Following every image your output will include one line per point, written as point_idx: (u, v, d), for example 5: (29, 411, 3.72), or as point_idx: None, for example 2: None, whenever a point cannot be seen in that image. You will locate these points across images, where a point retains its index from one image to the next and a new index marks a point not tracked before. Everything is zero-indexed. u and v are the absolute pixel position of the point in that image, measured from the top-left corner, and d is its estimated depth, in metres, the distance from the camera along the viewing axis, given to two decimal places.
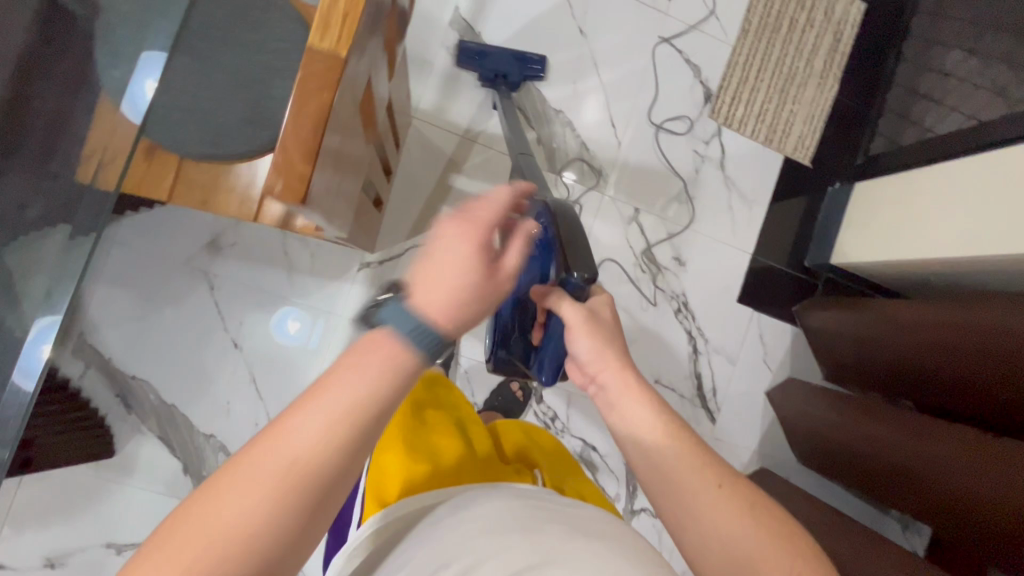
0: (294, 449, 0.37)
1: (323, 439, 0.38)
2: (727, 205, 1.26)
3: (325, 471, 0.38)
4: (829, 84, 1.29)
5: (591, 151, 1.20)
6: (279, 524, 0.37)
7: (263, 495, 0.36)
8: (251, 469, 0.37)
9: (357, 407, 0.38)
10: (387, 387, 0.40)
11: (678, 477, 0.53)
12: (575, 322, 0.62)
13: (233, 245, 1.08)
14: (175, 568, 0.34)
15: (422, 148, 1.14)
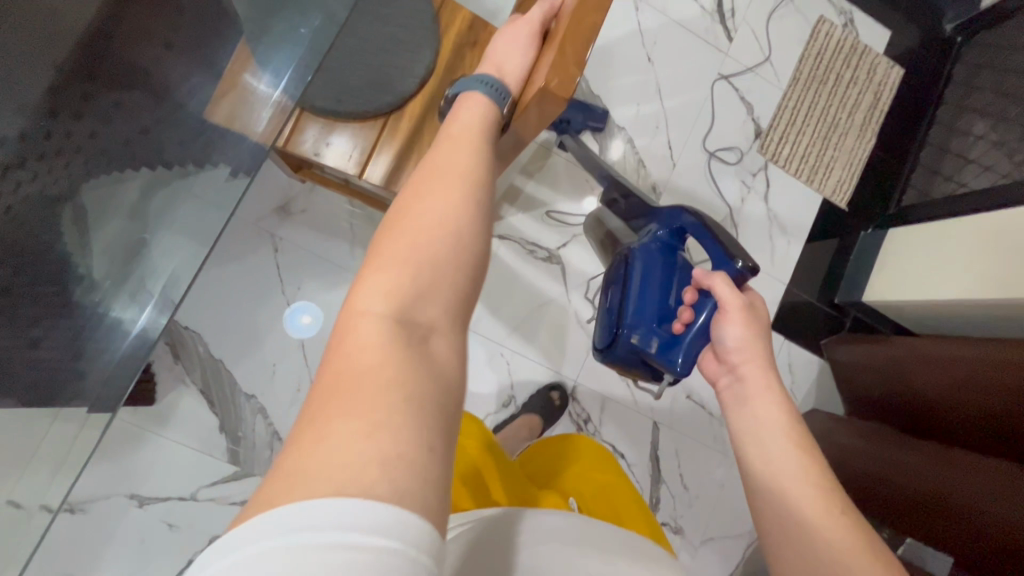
0: (428, 224, 0.43)
1: (450, 199, 0.45)
2: (767, 236, 1.33)
3: (457, 227, 0.44)
4: (868, 137, 1.39)
5: (648, 168, 1.27)
6: (434, 289, 0.41)
7: (411, 266, 0.41)
8: (380, 254, 0.41)
9: (466, 171, 0.49)
10: (473, 161, 0.50)
11: (802, 498, 0.61)
12: (733, 306, 0.77)
13: (302, 212, 1.11)
14: (343, 362, 0.35)
15: None
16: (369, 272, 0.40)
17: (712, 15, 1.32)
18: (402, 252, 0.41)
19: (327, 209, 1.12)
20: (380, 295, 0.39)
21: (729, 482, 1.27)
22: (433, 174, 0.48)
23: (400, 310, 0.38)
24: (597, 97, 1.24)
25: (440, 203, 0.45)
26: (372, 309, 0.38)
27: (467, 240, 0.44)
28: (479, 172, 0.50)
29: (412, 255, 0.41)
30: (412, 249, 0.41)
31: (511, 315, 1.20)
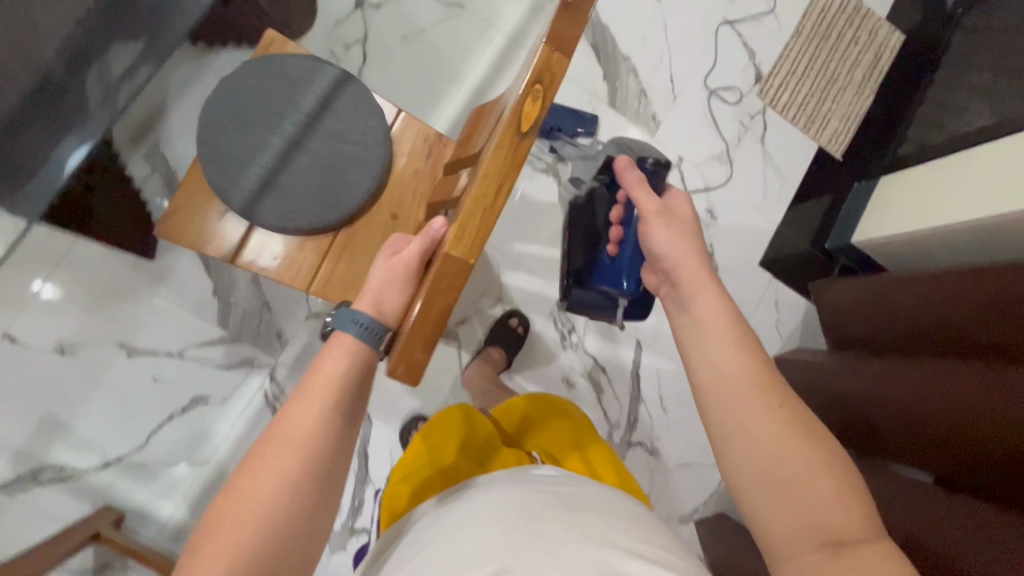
0: (265, 494, 0.45)
1: (292, 462, 0.46)
2: (762, 175, 1.36)
3: (290, 492, 0.46)
4: (867, 93, 1.42)
5: (649, 98, 1.31)
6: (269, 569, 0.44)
7: (241, 549, 0.43)
8: (230, 505, 0.45)
9: (317, 407, 0.48)
10: (333, 397, 0.49)
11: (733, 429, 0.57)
12: (651, 211, 0.66)
13: None
14: None
15: (501, 59, 1.25)
16: (204, 542, 0.44)
17: None
18: (256, 505, 0.45)
19: None
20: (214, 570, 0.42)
21: None
22: (281, 422, 0.48)
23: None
24: (604, 26, 1.30)
25: (292, 454, 0.47)
26: None
27: (310, 490, 0.47)
28: (324, 437, 0.48)
29: (262, 514, 0.45)
30: (261, 505, 0.45)
31: (509, 220, 1.21)
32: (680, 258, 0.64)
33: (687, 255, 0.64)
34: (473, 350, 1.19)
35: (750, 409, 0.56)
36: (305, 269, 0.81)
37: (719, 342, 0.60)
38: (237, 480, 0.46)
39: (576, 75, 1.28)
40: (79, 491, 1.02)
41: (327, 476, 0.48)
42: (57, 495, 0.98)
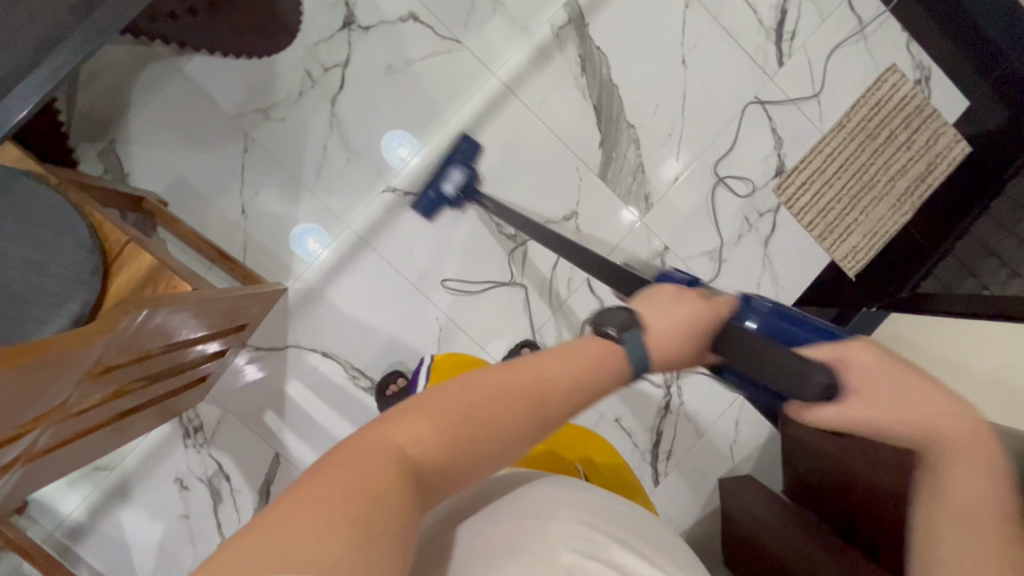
0: (497, 403, 0.36)
1: (525, 419, 0.37)
2: (755, 281, 1.22)
3: (506, 442, 0.37)
4: (905, 208, 1.23)
5: (646, 175, 1.18)
6: (444, 475, 0.35)
7: (456, 432, 0.35)
8: (434, 414, 0.35)
9: (595, 368, 0.41)
10: (612, 380, 0.42)
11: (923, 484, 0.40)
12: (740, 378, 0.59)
13: (281, 120, 1.09)
14: (350, 479, 0.31)
15: (490, 104, 1.13)
16: (428, 406, 0.35)
17: (769, 31, 1.20)
18: (435, 438, 0.34)
19: (306, 126, 1.10)
20: (414, 436, 0.34)
21: None
22: (451, 384, 0.37)
23: (416, 466, 0.34)
24: (613, 87, 1.17)
25: (445, 423, 0.35)
26: (412, 451, 0.34)
27: (504, 446, 0.37)
28: (581, 400, 0.40)
29: (454, 446, 0.35)
30: (457, 446, 0.35)
31: (461, 282, 1.14)
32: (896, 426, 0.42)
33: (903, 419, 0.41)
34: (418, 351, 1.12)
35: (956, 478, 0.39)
36: None
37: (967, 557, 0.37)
38: (420, 402, 0.36)
39: (569, 137, 1.15)
40: None
41: (447, 453, 0.35)
42: None
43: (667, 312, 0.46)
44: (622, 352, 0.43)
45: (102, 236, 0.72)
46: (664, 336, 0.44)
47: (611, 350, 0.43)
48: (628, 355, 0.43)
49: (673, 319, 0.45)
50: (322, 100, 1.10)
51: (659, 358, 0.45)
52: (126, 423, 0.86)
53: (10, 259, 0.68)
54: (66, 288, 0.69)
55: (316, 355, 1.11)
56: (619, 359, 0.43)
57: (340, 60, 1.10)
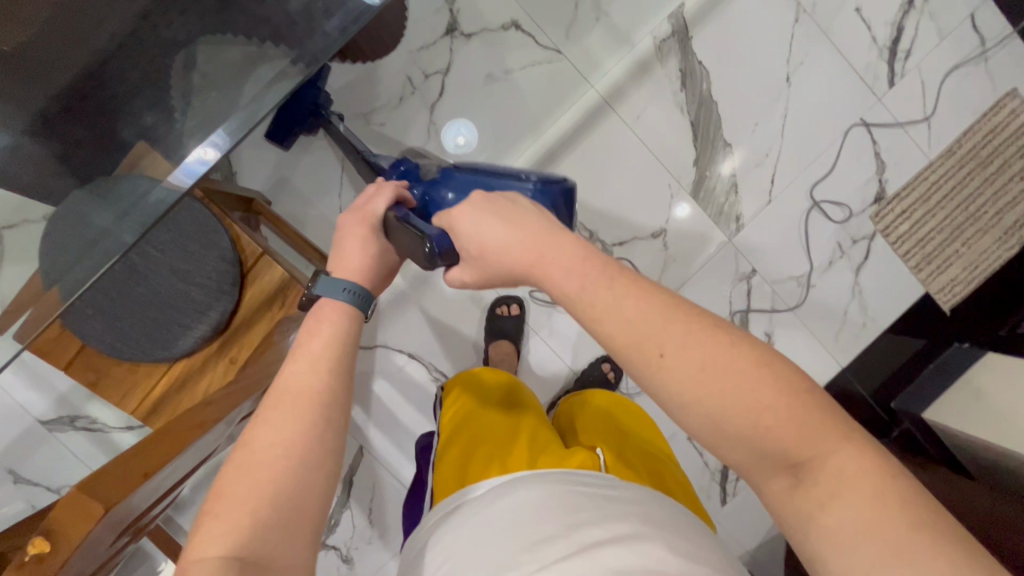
0: (268, 457, 0.42)
1: (298, 436, 0.44)
2: (842, 309, 1.19)
3: (306, 471, 0.43)
4: (1011, 242, 1.18)
5: (739, 195, 1.16)
6: (274, 538, 0.40)
7: (248, 510, 0.40)
8: (227, 492, 0.41)
9: (328, 359, 0.49)
10: (347, 358, 0.50)
11: (745, 421, 0.35)
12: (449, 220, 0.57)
13: (380, 125, 1.11)
14: None
15: (586, 117, 1.13)
16: (212, 510, 0.40)
17: (882, 50, 1.15)
18: (239, 510, 0.40)
19: (405, 131, 1.12)
20: (223, 532, 0.39)
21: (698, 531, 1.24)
22: (235, 471, 0.42)
23: (243, 550, 0.38)
24: (713, 103, 1.14)
25: (240, 508, 0.40)
26: (224, 549, 0.38)
27: (301, 475, 0.43)
28: (330, 394, 0.47)
29: (265, 497, 0.41)
30: (262, 497, 0.41)
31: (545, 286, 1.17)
32: (754, 390, 0.35)
33: (749, 373, 0.35)
34: (512, 345, 1.13)
35: (754, 396, 0.35)
36: (133, 394, 0.76)
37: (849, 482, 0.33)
38: (207, 513, 0.40)
39: (663, 153, 1.14)
40: (103, 443, 1.14)
41: (266, 508, 0.40)
42: (83, 441, 1.13)
43: (348, 254, 0.56)
44: (353, 318, 0.53)
45: (239, 247, 0.77)
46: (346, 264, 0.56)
47: (346, 311, 0.53)
48: (332, 299, 0.53)
49: (355, 253, 0.56)
50: (422, 106, 1.11)
51: (367, 279, 0.56)
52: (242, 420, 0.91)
53: (164, 270, 0.73)
54: (211, 298, 0.73)
55: (402, 355, 1.15)
56: (335, 299, 0.53)
57: (441, 67, 1.10)
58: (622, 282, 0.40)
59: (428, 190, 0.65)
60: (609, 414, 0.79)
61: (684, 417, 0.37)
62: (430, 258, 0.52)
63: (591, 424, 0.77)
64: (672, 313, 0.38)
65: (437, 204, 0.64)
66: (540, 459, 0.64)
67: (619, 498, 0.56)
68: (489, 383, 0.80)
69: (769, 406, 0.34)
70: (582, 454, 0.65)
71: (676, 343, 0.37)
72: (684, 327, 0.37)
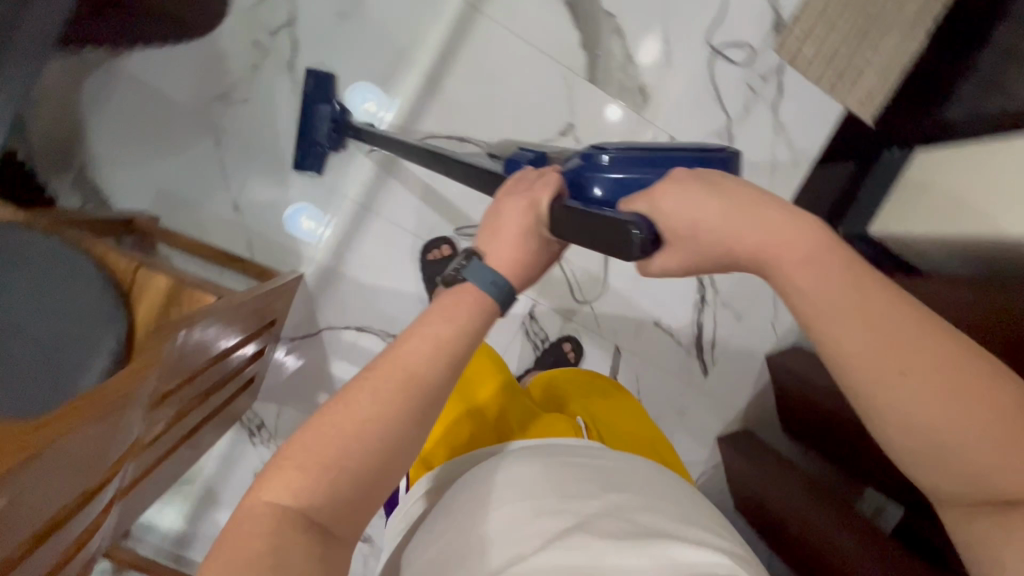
0: (350, 425, 0.41)
1: (401, 412, 0.42)
2: (770, 151, 1.16)
3: (390, 443, 0.42)
4: (924, 28, 1.09)
5: (636, 66, 1.10)
6: (340, 501, 0.40)
7: (324, 467, 0.39)
8: (301, 447, 0.40)
9: (454, 342, 0.44)
10: (469, 341, 0.45)
11: (788, 262, 0.39)
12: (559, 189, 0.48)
13: (244, 102, 1.02)
14: (232, 543, 0.37)
15: (456, 28, 1.04)
16: (288, 457, 0.40)
17: None
18: (320, 465, 0.39)
19: (270, 100, 1.02)
20: (286, 488, 0.39)
21: (690, 407, 1.26)
22: (315, 425, 0.41)
23: (300, 502, 0.39)
24: None
25: (319, 464, 0.39)
26: (282, 500, 0.38)
27: (394, 442, 0.42)
28: (443, 377, 0.44)
29: (348, 461, 0.40)
30: (343, 458, 0.40)
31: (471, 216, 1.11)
32: (924, 339, 0.37)
33: (788, 219, 0.39)
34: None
35: (824, 257, 0.38)
36: None
37: (890, 348, 0.37)
38: (282, 457, 0.40)
39: (546, 43, 1.07)
40: None
41: (343, 466, 0.40)
42: None
43: (500, 229, 0.48)
44: (481, 304, 0.46)
45: (110, 268, 0.71)
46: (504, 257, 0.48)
47: (489, 305, 0.46)
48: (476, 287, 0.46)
49: (512, 244, 0.48)
50: (279, 68, 1.02)
51: (518, 274, 0.48)
52: (204, 430, 0.89)
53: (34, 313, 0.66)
54: (99, 327, 0.67)
55: (351, 331, 1.11)
56: (484, 293, 0.46)
57: (285, 18, 1.00)
58: (776, 210, 0.39)
59: (580, 172, 0.50)
60: (588, 389, 0.87)
61: (787, 279, 0.39)
62: (623, 241, 0.41)
63: (573, 393, 0.85)
64: (747, 200, 0.40)
65: (617, 190, 0.49)
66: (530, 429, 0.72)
67: (615, 464, 0.57)
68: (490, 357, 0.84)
69: (809, 257, 0.38)
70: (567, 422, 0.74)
71: (750, 243, 0.40)
72: (764, 211, 0.39)
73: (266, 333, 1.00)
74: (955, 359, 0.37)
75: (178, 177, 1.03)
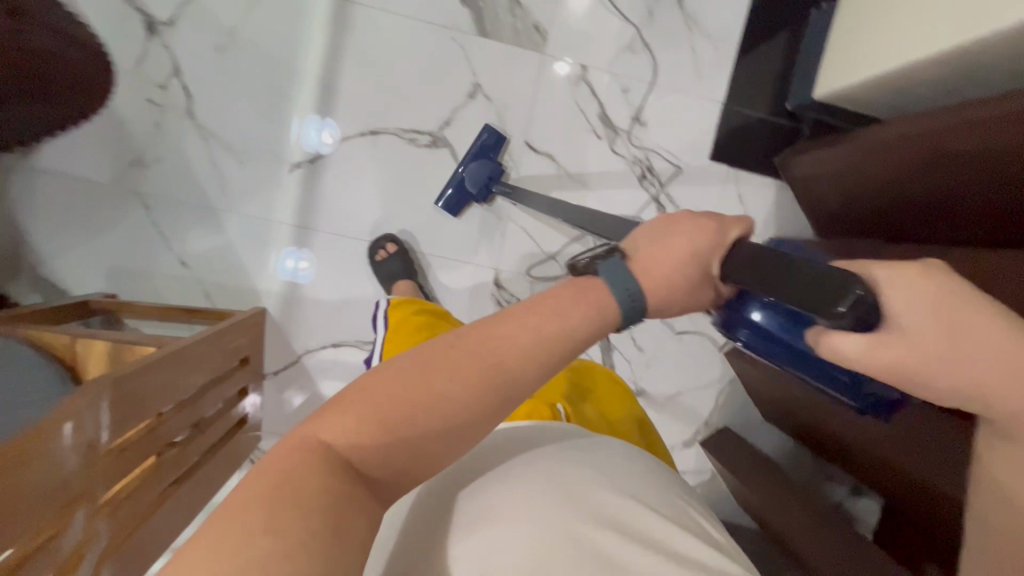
0: (437, 390, 0.38)
1: (461, 396, 0.38)
2: (689, 48, 1.11)
3: (455, 421, 0.39)
4: None
5: (524, 6, 1.06)
6: (383, 467, 0.37)
7: (379, 427, 0.37)
8: (371, 398, 0.37)
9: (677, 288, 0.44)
10: (574, 332, 0.42)
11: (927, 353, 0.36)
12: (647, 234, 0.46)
13: (158, 161, 1.03)
14: (275, 473, 0.34)
15: (335, 27, 1.03)
16: (350, 402, 0.37)
17: None
18: (353, 429, 0.36)
19: (183, 152, 1.04)
20: (344, 430, 0.36)
21: (686, 333, 1.22)
22: (377, 378, 0.38)
23: (356, 461, 0.36)
24: None
25: (364, 423, 0.37)
26: (339, 445, 0.36)
27: (451, 422, 0.38)
28: (534, 373, 0.41)
29: (413, 422, 0.38)
30: (406, 417, 0.37)
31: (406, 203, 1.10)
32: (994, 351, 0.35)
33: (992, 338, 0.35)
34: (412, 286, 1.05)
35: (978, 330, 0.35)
36: None
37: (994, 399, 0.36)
38: (342, 400, 0.38)
39: (427, 12, 1.04)
40: None
41: (401, 429, 0.37)
42: None
43: (666, 249, 0.44)
44: (599, 308, 0.42)
45: (51, 345, 0.73)
46: (659, 269, 0.43)
47: (601, 305, 0.42)
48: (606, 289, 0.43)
49: (675, 253, 0.43)
50: (181, 119, 1.03)
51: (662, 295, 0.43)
52: (200, 477, 0.88)
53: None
54: (45, 399, 0.67)
55: (327, 349, 1.12)
56: (614, 299, 0.43)
57: (170, 69, 1.01)
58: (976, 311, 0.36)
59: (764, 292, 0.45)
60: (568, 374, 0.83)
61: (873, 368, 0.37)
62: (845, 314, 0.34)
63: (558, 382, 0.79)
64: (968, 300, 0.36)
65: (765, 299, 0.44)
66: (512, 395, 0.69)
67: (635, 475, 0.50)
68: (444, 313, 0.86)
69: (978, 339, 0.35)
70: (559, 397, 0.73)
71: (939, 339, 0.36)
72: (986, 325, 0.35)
73: (243, 370, 1.01)
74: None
75: (119, 250, 1.05)
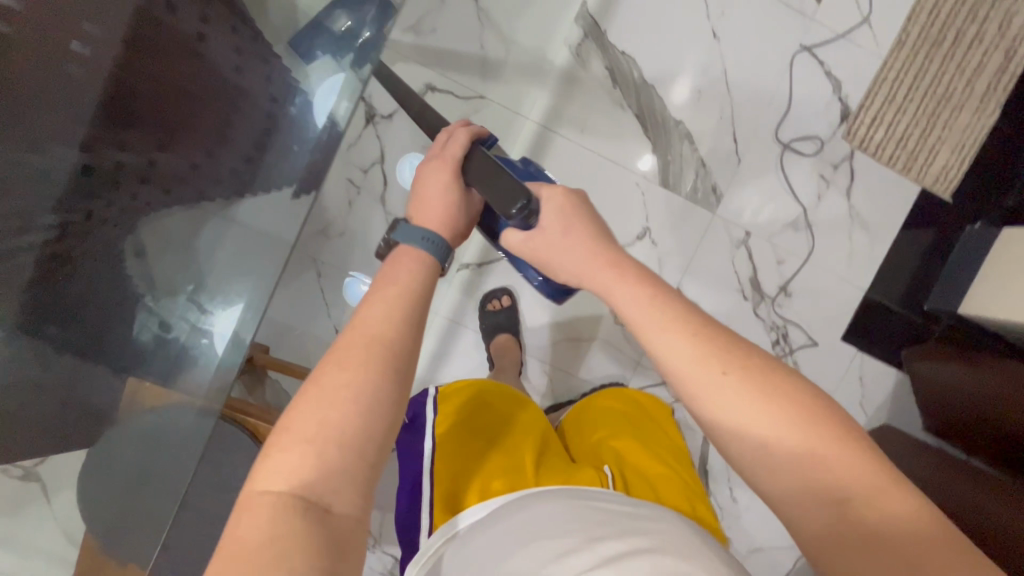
0: (336, 397, 0.45)
1: (357, 384, 0.46)
2: (847, 235, 1.17)
3: (365, 403, 0.46)
4: (990, 109, 1.13)
5: (707, 166, 1.13)
6: (333, 478, 0.43)
7: (312, 445, 0.43)
8: (291, 427, 0.44)
9: (399, 298, 0.53)
10: (407, 297, 0.53)
11: (738, 413, 0.44)
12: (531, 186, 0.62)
13: (342, 235, 1.09)
14: (245, 535, 0.39)
15: (533, 149, 1.10)
16: (277, 440, 0.44)
17: None
18: (295, 464, 0.42)
19: (366, 230, 1.10)
20: (280, 476, 0.42)
21: None
22: (298, 405, 0.45)
23: (306, 486, 0.42)
24: (650, 87, 1.10)
25: (304, 448, 0.43)
26: (280, 485, 0.42)
27: (365, 407, 0.46)
28: (398, 333, 0.50)
29: (331, 424, 0.44)
30: (330, 424, 0.44)
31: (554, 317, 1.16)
32: (792, 429, 0.42)
33: (785, 419, 0.42)
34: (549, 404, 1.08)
35: (719, 394, 0.44)
36: None
37: (829, 470, 0.41)
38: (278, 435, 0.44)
39: (619, 154, 1.11)
40: None
41: (338, 443, 0.44)
42: None
43: (433, 198, 0.60)
44: (421, 260, 0.57)
45: None
46: (430, 205, 0.60)
47: (423, 258, 0.57)
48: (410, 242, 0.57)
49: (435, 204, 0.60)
50: (373, 202, 1.09)
51: (451, 233, 0.60)
52: None
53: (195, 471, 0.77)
54: None
55: None
56: (418, 248, 0.57)
57: (377, 156, 1.08)
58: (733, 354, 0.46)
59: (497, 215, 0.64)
60: (617, 425, 0.85)
61: (726, 423, 0.44)
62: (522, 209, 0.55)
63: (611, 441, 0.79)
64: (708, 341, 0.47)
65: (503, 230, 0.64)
66: (546, 473, 0.68)
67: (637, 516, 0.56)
68: (486, 392, 0.81)
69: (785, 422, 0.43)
70: (590, 471, 0.70)
71: (731, 387, 0.44)
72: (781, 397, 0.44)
73: None
74: (860, 470, 0.41)
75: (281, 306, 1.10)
